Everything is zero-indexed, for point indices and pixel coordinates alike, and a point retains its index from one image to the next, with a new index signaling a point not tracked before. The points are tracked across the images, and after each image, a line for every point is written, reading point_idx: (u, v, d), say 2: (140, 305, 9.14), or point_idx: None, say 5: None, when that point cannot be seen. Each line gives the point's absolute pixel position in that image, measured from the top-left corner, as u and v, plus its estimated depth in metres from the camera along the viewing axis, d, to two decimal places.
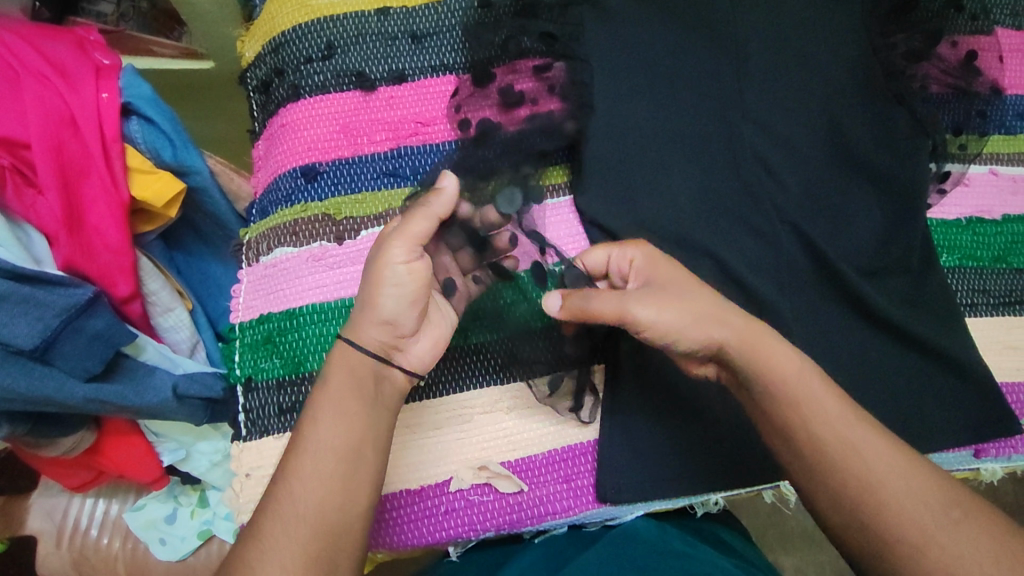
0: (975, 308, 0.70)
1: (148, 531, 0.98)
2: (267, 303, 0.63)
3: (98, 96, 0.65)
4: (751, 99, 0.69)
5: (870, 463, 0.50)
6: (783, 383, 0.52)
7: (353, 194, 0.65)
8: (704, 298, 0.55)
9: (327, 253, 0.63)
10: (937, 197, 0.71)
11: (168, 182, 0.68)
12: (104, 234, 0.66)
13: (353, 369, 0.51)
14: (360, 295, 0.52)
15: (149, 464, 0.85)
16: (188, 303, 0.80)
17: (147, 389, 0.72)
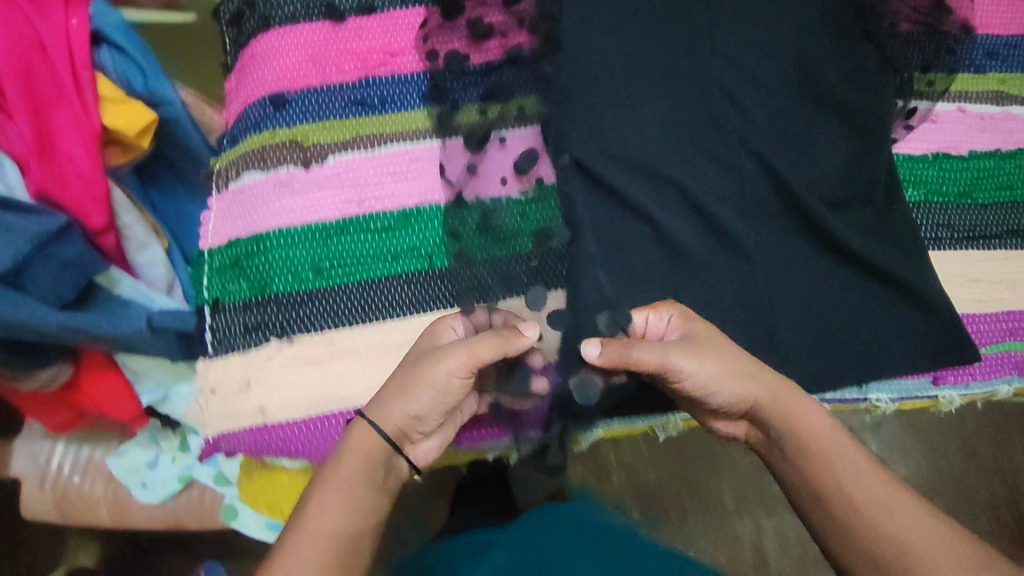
0: (939, 242, 0.71)
1: (129, 476, 1.00)
2: (235, 227, 0.64)
3: (67, 23, 0.65)
4: (720, 34, 0.69)
5: (854, 489, 0.53)
6: (803, 430, 0.56)
7: (320, 122, 0.65)
8: (732, 358, 0.57)
9: (293, 179, 0.64)
10: (904, 132, 0.72)
11: (139, 112, 0.68)
12: (76, 163, 0.66)
13: (363, 450, 0.54)
14: (396, 380, 0.56)
15: (127, 403, 0.86)
16: (162, 241, 0.81)
17: (121, 319, 0.72)
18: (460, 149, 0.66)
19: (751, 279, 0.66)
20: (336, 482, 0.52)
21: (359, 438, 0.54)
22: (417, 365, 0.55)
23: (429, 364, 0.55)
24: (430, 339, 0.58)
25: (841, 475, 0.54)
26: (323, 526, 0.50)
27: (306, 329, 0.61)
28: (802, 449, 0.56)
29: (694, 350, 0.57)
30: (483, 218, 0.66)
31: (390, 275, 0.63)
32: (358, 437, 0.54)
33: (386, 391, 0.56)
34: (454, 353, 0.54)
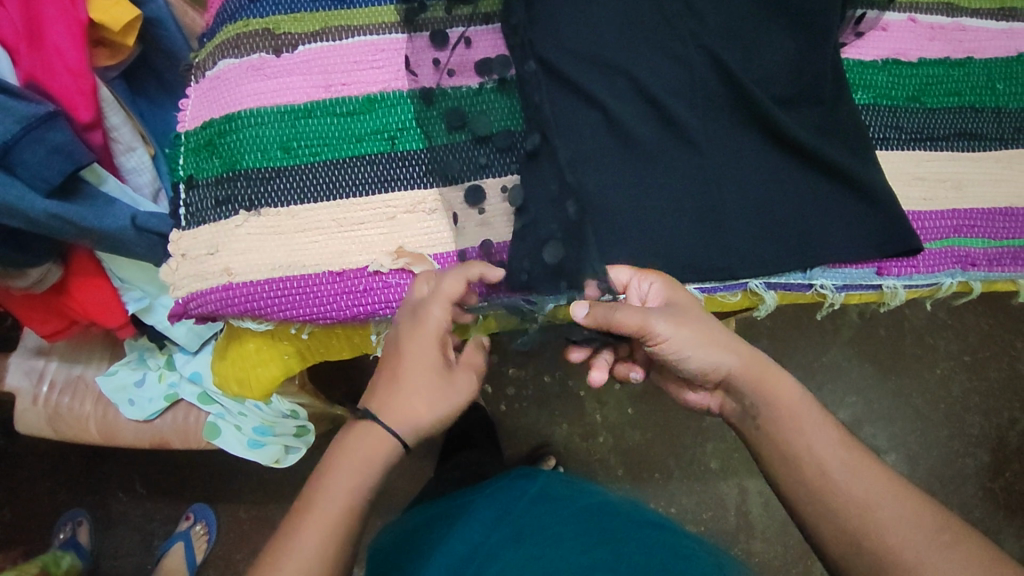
0: (886, 143, 0.73)
1: (117, 394, 1.02)
2: (210, 111, 0.68)
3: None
4: None
5: (816, 451, 0.57)
6: (769, 400, 0.61)
7: (291, 14, 0.68)
8: (719, 336, 0.61)
9: (265, 64, 0.67)
10: (853, 39, 0.75)
11: (125, 8, 0.72)
12: (63, 54, 0.70)
13: (384, 453, 0.56)
14: (418, 392, 0.58)
15: (115, 309, 0.89)
16: (151, 149, 0.84)
17: (105, 214, 0.77)
18: (425, 42, 0.69)
19: (702, 169, 0.68)
20: (356, 475, 0.55)
21: (376, 441, 0.56)
22: (439, 384, 0.59)
23: (447, 389, 0.59)
24: (439, 345, 0.59)
25: (795, 437, 0.59)
26: (342, 502, 0.54)
27: (273, 203, 0.64)
28: (764, 418, 0.61)
29: (681, 317, 0.60)
30: (445, 105, 0.68)
31: (354, 156, 0.66)
32: (376, 437, 0.56)
33: (405, 400, 0.57)
34: (469, 383, 0.61)
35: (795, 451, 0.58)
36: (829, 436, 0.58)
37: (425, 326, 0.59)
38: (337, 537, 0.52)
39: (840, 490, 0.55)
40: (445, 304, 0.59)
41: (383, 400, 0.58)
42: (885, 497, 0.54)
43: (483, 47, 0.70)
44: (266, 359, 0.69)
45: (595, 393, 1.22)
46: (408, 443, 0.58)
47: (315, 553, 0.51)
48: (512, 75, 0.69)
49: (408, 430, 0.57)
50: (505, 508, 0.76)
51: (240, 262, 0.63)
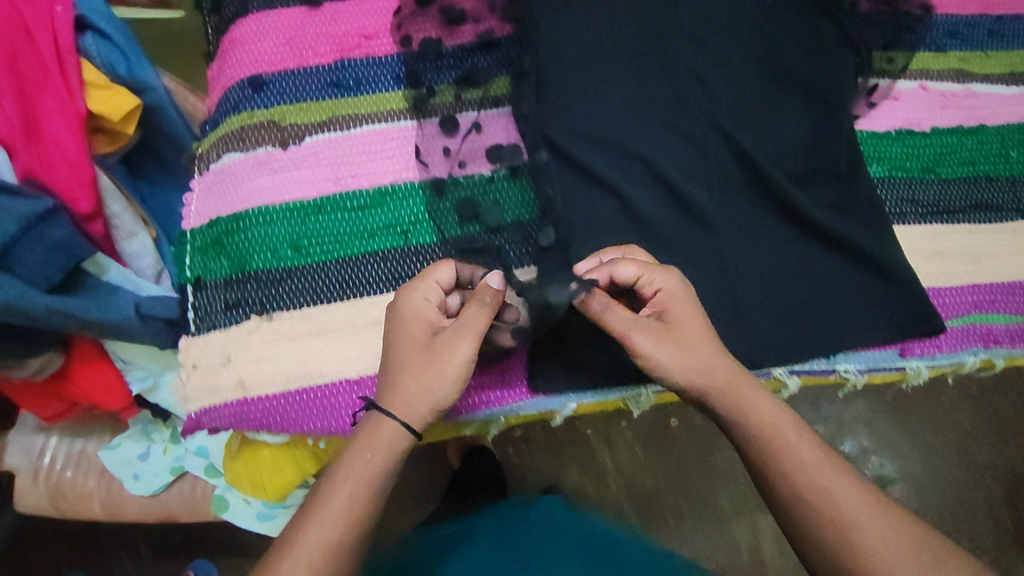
0: (903, 217, 0.72)
1: (121, 468, 1.00)
2: (216, 207, 0.66)
3: (52, 9, 0.67)
4: (685, 16, 0.71)
5: (804, 487, 0.54)
6: (754, 423, 0.56)
7: (297, 104, 0.67)
8: (698, 354, 0.57)
9: (271, 158, 0.66)
10: (867, 110, 0.73)
11: (124, 97, 0.70)
12: (62, 145, 0.67)
13: (386, 442, 0.54)
14: (411, 373, 0.55)
15: (118, 390, 0.88)
16: (152, 232, 0.83)
17: (108, 305, 0.75)
18: (435, 128, 0.68)
19: (718, 251, 0.67)
20: (360, 472, 0.53)
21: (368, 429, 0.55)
22: (433, 362, 0.55)
23: (441, 363, 0.55)
24: (431, 328, 0.57)
25: (783, 467, 0.55)
26: (347, 498, 0.53)
27: (285, 306, 0.63)
28: (740, 431, 0.57)
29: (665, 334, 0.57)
30: (454, 196, 0.67)
31: (366, 252, 0.65)
32: (378, 432, 0.54)
33: (400, 387, 0.55)
34: (464, 349, 0.55)
35: (785, 480, 0.55)
36: (808, 446, 0.56)
37: (409, 311, 0.57)
38: (342, 531, 0.52)
39: (820, 501, 0.53)
40: (430, 286, 0.58)
41: (382, 387, 0.56)
42: (869, 518, 0.53)
43: (493, 132, 0.68)
44: (284, 464, 0.68)
45: (604, 439, 1.18)
46: (416, 428, 0.55)
47: (318, 555, 0.51)
48: (523, 157, 0.67)
49: (411, 415, 0.55)
50: (506, 553, 0.72)
51: (252, 374, 0.61)
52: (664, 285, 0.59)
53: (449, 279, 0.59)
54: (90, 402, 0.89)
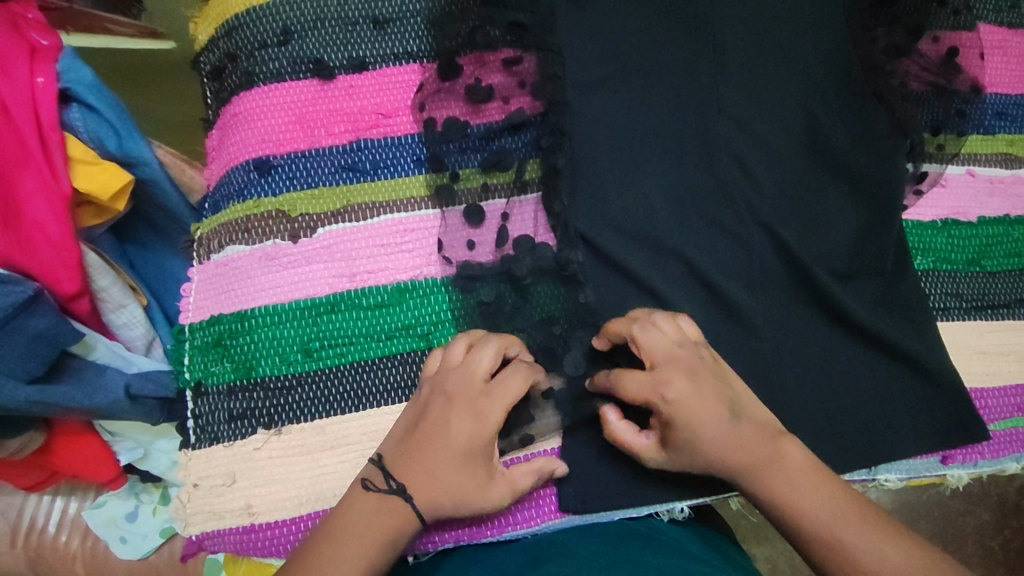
0: (947, 312, 0.69)
1: (106, 529, 0.79)
2: (218, 303, 0.61)
3: (31, 81, 0.57)
4: (728, 95, 0.68)
5: (830, 543, 0.49)
6: (775, 493, 0.52)
7: (308, 190, 0.62)
8: (743, 453, 0.53)
9: (280, 252, 0.60)
10: (914, 198, 0.70)
11: (115, 173, 0.61)
12: (44, 228, 0.56)
13: (392, 539, 0.49)
14: (460, 493, 0.52)
15: (103, 460, 0.72)
16: (141, 299, 0.69)
17: (96, 390, 0.59)
18: (459, 219, 0.63)
19: (760, 355, 0.63)
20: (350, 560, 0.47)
21: (378, 517, 0.50)
22: (482, 487, 0.53)
23: (492, 492, 0.53)
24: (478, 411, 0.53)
25: (809, 530, 0.50)
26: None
27: (295, 418, 0.58)
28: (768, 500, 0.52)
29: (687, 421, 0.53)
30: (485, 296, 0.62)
31: (384, 356, 0.60)
32: (385, 519, 0.50)
33: (429, 478, 0.51)
34: (509, 487, 0.54)
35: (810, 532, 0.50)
36: (828, 498, 0.50)
37: (487, 427, 0.53)
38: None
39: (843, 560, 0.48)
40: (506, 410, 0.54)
41: (416, 476, 0.51)
42: (887, 545, 0.48)
43: (523, 226, 0.64)
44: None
45: None
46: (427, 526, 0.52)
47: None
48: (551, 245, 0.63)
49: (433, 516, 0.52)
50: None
51: (261, 498, 0.58)
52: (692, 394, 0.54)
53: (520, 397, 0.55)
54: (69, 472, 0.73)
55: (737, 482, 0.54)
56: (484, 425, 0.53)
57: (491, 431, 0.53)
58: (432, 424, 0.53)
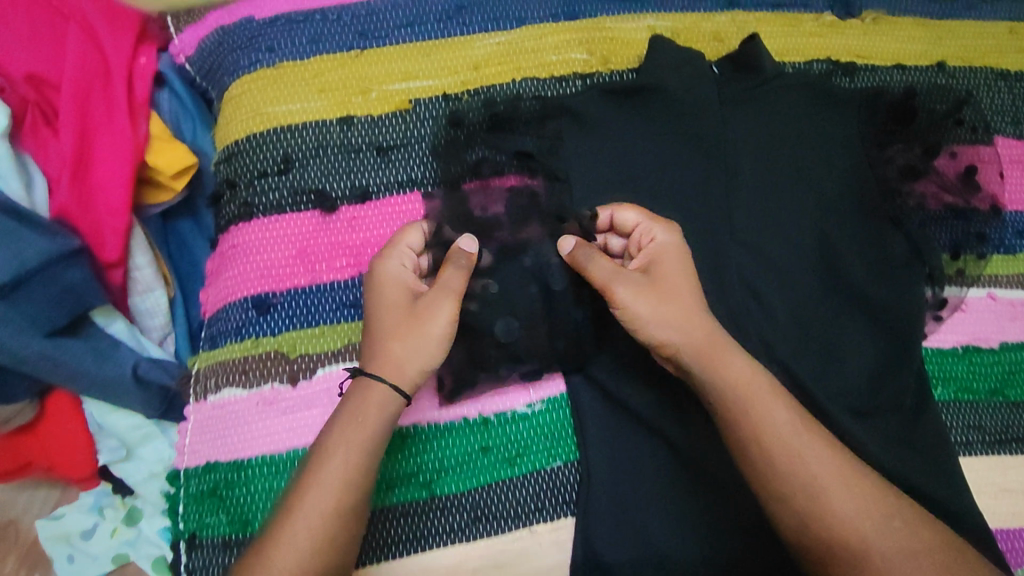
0: (970, 447, 0.67)
1: (57, 544, 0.80)
2: (214, 448, 0.59)
3: (136, 60, 0.72)
4: (741, 220, 0.66)
5: (776, 435, 0.51)
6: (720, 380, 0.53)
7: (308, 329, 0.59)
8: (690, 305, 0.55)
9: (279, 396, 0.58)
10: (934, 324, 0.69)
11: (181, 154, 0.72)
12: (108, 193, 0.68)
13: (378, 410, 0.51)
14: (395, 338, 0.52)
15: (83, 459, 0.76)
16: (170, 291, 0.78)
17: (108, 360, 0.70)
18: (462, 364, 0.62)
19: None
20: (357, 441, 0.49)
21: (359, 397, 0.51)
22: (416, 325, 0.52)
23: (427, 323, 0.52)
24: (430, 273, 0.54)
25: (750, 425, 0.51)
26: (342, 465, 0.49)
27: None
28: (711, 391, 0.53)
29: (654, 288, 0.55)
30: (487, 440, 0.61)
31: (384, 506, 0.59)
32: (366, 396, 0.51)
33: (387, 346, 0.52)
34: (446, 311, 0.53)
35: (763, 433, 0.51)
36: (782, 407, 0.52)
37: (386, 271, 0.55)
38: (335, 518, 0.48)
39: (789, 461, 0.50)
40: (403, 252, 0.56)
41: (367, 354, 0.53)
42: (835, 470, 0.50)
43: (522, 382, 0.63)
44: None
45: None
46: (404, 392, 0.52)
47: (305, 559, 0.46)
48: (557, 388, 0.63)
49: (399, 378, 0.52)
50: None
51: None
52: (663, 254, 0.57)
53: (418, 242, 0.57)
54: (48, 467, 0.77)
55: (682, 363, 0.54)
56: (394, 276, 0.55)
57: (404, 277, 0.55)
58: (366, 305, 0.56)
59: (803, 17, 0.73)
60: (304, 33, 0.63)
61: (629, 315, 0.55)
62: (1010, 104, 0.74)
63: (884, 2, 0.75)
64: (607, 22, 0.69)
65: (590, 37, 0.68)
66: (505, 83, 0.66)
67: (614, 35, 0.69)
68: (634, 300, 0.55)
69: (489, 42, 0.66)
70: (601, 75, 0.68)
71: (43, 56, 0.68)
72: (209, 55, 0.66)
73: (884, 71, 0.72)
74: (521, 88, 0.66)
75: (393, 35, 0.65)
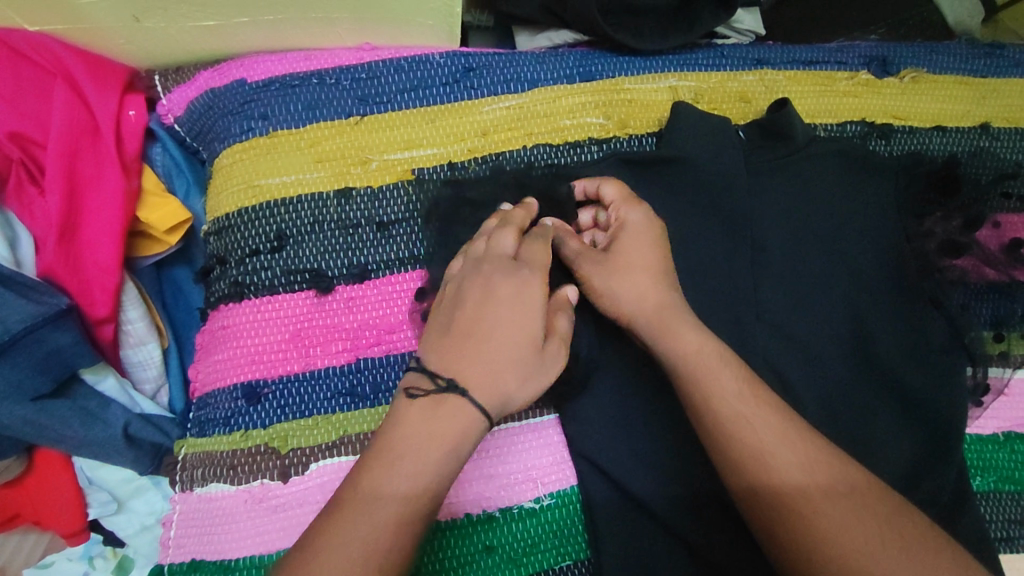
0: (1011, 543, 0.62)
1: None
2: (199, 546, 0.55)
3: (123, 113, 0.63)
4: (767, 296, 0.61)
5: (722, 412, 0.47)
6: (666, 352, 0.50)
7: (302, 420, 0.56)
8: (649, 277, 0.52)
9: (268, 493, 0.54)
10: (976, 410, 0.63)
11: (176, 208, 0.65)
12: (97, 251, 0.62)
13: (465, 424, 0.44)
14: (511, 372, 0.46)
15: (71, 513, 0.71)
16: (165, 342, 0.71)
17: (95, 421, 0.64)
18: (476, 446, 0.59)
19: None
20: (449, 425, 0.43)
21: (455, 410, 0.44)
22: (534, 369, 0.46)
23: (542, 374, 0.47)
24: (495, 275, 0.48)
25: (700, 394, 0.48)
26: (429, 451, 0.43)
27: None
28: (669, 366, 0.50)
29: (612, 260, 0.53)
30: (491, 540, 0.57)
31: None
32: (460, 404, 0.44)
33: (479, 365, 0.45)
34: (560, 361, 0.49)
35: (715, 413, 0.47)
36: (739, 376, 0.49)
37: (504, 292, 0.48)
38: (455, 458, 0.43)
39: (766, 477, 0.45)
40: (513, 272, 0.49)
41: (456, 364, 0.45)
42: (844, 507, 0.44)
43: (525, 445, 0.59)
44: None
45: None
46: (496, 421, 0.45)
47: (412, 483, 0.42)
48: (571, 482, 0.59)
49: (490, 403, 0.45)
50: None
51: None
52: (635, 222, 0.54)
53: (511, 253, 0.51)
54: (35, 521, 0.72)
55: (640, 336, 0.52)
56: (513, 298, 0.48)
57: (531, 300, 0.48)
58: (462, 316, 0.47)
59: (836, 76, 0.68)
60: (299, 100, 0.60)
61: (593, 289, 0.53)
62: None
63: (923, 59, 0.70)
64: (625, 83, 0.65)
65: (607, 99, 0.64)
66: (514, 150, 0.62)
67: (633, 97, 0.65)
68: (597, 273, 0.53)
69: (498, 106, 0.62)
70: (618, 141, 0.63)
71: (25, 111, 0.60)
72: (199, 118, 0.62)
73: (922, 134, 0.67)
74: (532, 156, 0.62)
75: (394, 100, 0.61)
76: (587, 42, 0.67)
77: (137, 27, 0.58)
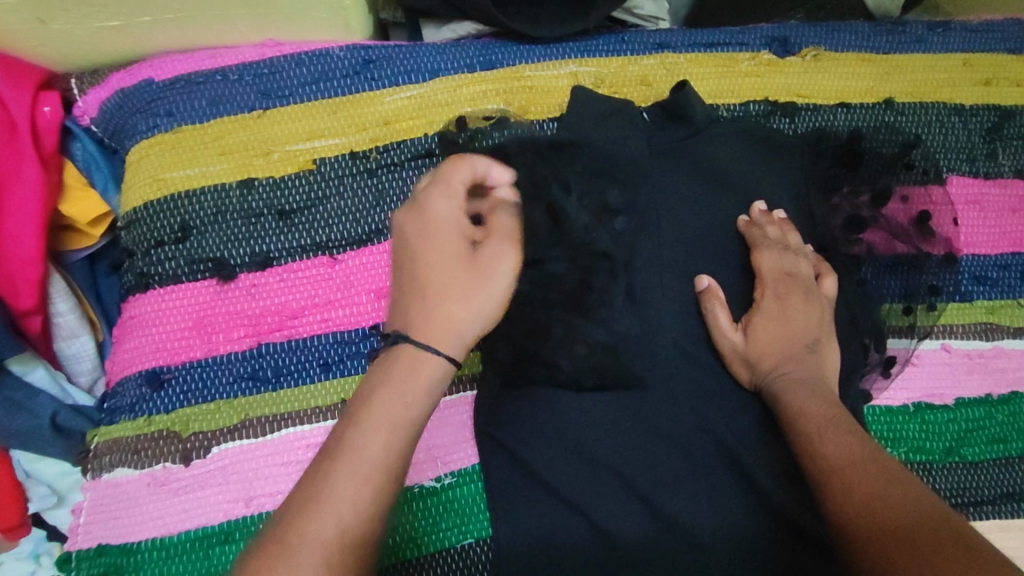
0: None
1: None
2: (105, 531, 0.55)
3: (39, 111, 0.65)
4: (670, 269, 0.61)
5: (831, 449, 0.51)
6: (793, 405, 0.56)
7: (204, 404, 0.57)
8: (792, 341, 0.59)
9: (170, 477, 0.56)
10: (883, 381, 0.64)
11: (97, 201, 0.68)
12: (19, 242, 0.63)
13: (426, 377, 0.43)
14: (454, 297, 0.45)
15: (9, 506, 0.71)
16: (98, 335, 0.72)
17: (22, 410, 0.67)
18: None
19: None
20: (399, 414, 0.42)
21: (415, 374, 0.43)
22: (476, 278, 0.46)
23: (490, 279, 0.47)
24: (435, 213, 0.48)
25: (807, 436, 0.53)
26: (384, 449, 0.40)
27: None
28: (791, 415, 0.56)
29: (778, 318, 0.60)
30: None
31: None
32: (409, 372, 0.43)
33: (432, 307, 0.45)
34: (508, 264, 0.48)
35: (821, 453, 0.51)
36: (820, 400, 0.55)
37: (438, 212, 0.48)
38: (373, 499, 0.39)
39: (850, 469, 0.48)
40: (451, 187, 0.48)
41: (403, 310, 0.46)
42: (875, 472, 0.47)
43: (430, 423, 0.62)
44: None
45: None
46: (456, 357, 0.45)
47: (351, 510, 0.39)
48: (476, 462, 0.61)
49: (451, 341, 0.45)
50: None
51: None
52: (769, 264, 0.61)
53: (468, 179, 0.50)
54: None
55: (763, 387, 0.59)
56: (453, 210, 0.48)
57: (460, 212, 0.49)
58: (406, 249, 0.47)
59: (738, 57, 0.69)
60: (203, 95, 0.62)
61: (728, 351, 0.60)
62: (962, 140, 0.70)
63: (824, 39, 0.71)
64: (526, 71, 0.66)
65: (507, 86, 0.65)
66: (416, 138, 0.63)
67: (534, 84, 0.66)
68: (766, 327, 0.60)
69: (399, 96, 0.64)
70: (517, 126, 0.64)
71: None
72: (110, 117, 0.64)
73: (826, 111, 0.68)
74: (433, 143, 0.63)
75: (296, 93, 0.63)
76: (491, 32, 0.69)
77: (45, 29, 0.61)
